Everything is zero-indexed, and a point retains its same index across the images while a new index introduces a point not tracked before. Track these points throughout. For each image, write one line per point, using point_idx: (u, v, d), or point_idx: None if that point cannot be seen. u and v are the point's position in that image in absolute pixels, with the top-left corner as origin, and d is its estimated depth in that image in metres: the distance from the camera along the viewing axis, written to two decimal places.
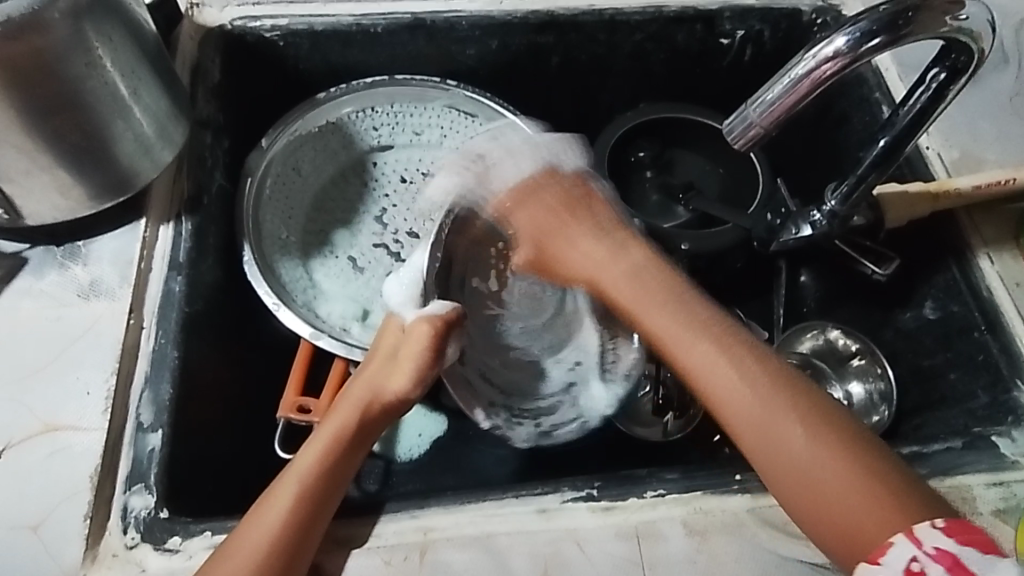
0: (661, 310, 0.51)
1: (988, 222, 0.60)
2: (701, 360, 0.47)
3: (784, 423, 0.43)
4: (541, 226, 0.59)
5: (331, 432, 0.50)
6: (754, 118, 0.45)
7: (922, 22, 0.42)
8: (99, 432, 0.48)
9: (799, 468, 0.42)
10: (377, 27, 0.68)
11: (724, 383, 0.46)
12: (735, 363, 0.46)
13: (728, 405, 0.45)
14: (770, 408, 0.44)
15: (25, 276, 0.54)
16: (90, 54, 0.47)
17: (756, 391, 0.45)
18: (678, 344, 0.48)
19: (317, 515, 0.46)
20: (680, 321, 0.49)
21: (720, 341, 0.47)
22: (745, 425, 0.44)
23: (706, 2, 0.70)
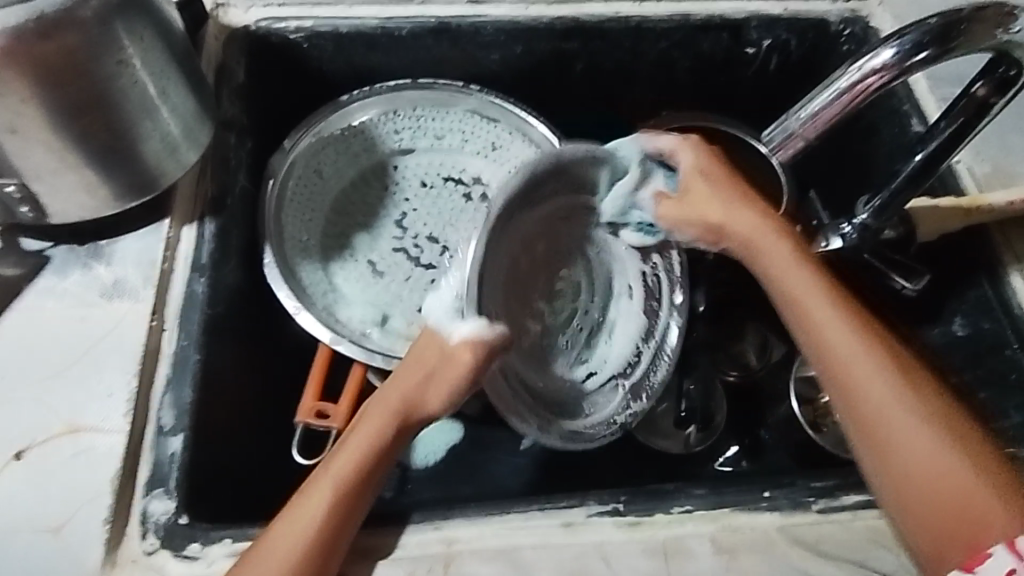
0: (819, 306, 0.48)
1: (1020, 236, 0.59)
2: (840, 349, 0.46)
3: (905, 426, 0.44)
4: (705, 173, 0.52)
5: (366, 441, 0.46)
6: (796, 129, 0.43)
7: (971, 35, 0.42)
8: (121, 435, 0.48)
9: (928, 465, 0.42)
10: (402, 30, 0.68)
11: (863, 376, 0.45)
12: (876, 358, 0.45)
13: (864, 401, 0.45)
14: (896, 408, 0.44)
15: (47, 275, 0.53)
16: (121, 52, 0.47)
17: (894, 389, 0.44)
18: (824, 334, 0.47)
19: (343, 523, 0.44)
20: (838, 318, 0.47)
21: (882, 351, 0.46)
22: (866, 416, 0.45)
23: (733, 12, 0.70)
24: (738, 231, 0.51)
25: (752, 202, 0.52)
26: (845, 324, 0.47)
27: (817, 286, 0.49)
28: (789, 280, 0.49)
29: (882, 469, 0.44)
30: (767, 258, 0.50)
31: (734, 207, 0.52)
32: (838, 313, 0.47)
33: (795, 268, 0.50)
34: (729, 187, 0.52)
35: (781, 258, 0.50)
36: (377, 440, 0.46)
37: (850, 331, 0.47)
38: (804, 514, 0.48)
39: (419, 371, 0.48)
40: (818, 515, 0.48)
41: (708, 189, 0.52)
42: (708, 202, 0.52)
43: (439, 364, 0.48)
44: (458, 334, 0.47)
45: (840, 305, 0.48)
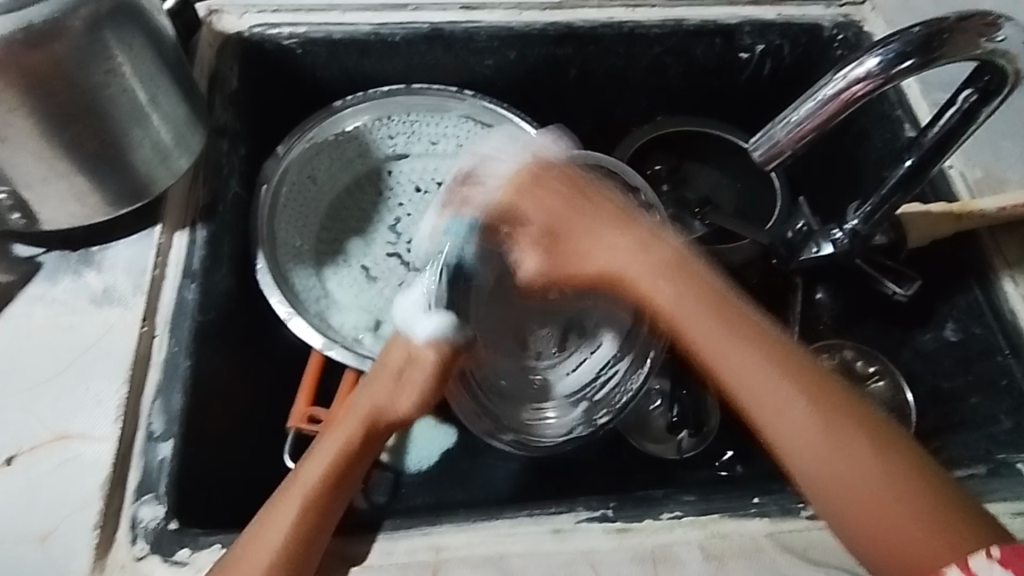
0: (732, 353, 0.48)
1: (1011, 242, 0.59)
2: (762, 385, 0.46)
3: (837, 458, 0.43)
4: (552, 208, 0.56)
5: (337, 446, 0.48)
6: (781, 137, 0.44)
7: (955, 44, 0.42)
8: (111, 441, 0.48)
9: (841, 477, 0.43)
10: (395, 36, 0.68)
11: (779, 411, 0.45)
12: (787, 387, 0.45)
13: (785, 438, 0.45)
14: (825, 437, 0.43)
15: (39, 282, 0.53)
16: (111, 61, 0.47)
17: (815, 421, 0.44)
18: (726, 365, 0.48)
19: (321, 526, 0.45)
20: (747, 347, 0.48)
21: (785, 369, 0.46)
22: (791, 450, 0.44)
23: (726, 17, 0.70)
24: (642, 286, 0.54)
25: (656, 237, 0.54)
26: (758, 351, 0.47)
27: (725, 325, 0.49)
28: (692, 323, 0.50)
29: (824, 498, 0.43)
30: (664, 304, 0.52)
31: (646, 257, 0.54)
32: (727, 334, 0.48)
33: (680, 287, 0.52)
34: (616, 220, 0.55)
35: (685, 309, 0.51)
36: (349, 443, 0.48)
37: (750, 354, 0.47)
38: (793, 520, 0.48)
39: (390, 370, 0.51)
40: (807, 521, 0.48)
41: (613, 236, 0.55)
42: (591, 241, 0.56)
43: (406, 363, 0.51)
44: (425, 332, 0.50)
45: (730, 329, 0.49)
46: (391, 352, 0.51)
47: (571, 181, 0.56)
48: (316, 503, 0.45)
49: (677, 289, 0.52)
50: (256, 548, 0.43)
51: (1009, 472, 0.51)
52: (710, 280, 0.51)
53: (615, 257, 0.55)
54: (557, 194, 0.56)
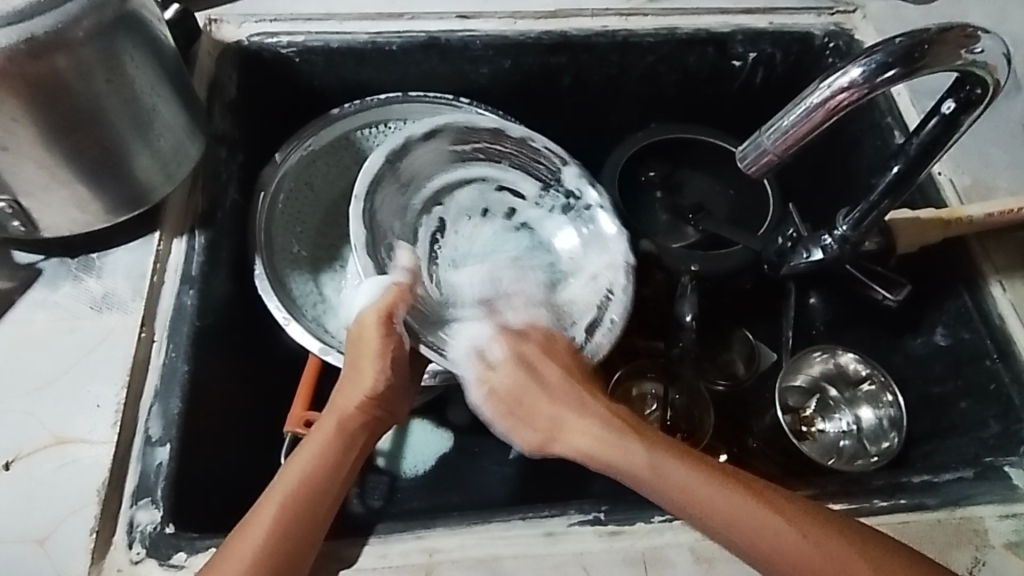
0: (680, 467, 0.47)
1: (999, 248, 0.59)
2: (711, 497, 0.45)
3: (811, 554, 0.43)
4: (517, 391, 0.53)
5: (318, 446, 0.50)
6: (767, 145, 0.45)
7: (936, 55, 0.42)
8: (109, 445, 0.48)
9: (822, 571, 0.43)
10: (392, 45, 0.69)
11: (744, 521, 0.44)
12: (730, 497, 0.45)
13: (761, 541, 0.44)
14: (805, 548, 0.43)
15: (39, 287, 0.54)
16: (112, 72, 0.48)
17: (780, 526, 0.44)
18: (677, 487, 0.46)
19: (306, 524, 0.45)
20: (673, 460, 0.47)
21: (750, 492, 0.45)
22: (777, 563, 0.43)
23: (718, 26, 0.71)
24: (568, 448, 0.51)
25: (574, 364, 0.55)
26: (686, 469, 0.47)
27: (659, 447, 0.48)
28: (614, 464, 0.49)
29: None
30: (586, 451, 0.50)
31: (594, 422, 0.51)
32: (670, 461, 0.47)
33: (629, 442, 0.49)
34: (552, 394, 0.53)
35: (619, 445, 0.49)
36: (331, 442, 0.50)
37: (690, 470, 0.47)
38: None
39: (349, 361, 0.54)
40: None
41: (552, 394, 0.53)
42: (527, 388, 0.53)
43: (364, 344, 0.53)
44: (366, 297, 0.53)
45: (678, 459, 0.48)
46: (349, 339, 0.55)
47: (548, 342, 0.55)
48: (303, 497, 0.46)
49: (592, 426, 0.51)
50: (244, 542, 0.44)
51: (997, 476, 0.52)
52: (610, 423, 0.51)
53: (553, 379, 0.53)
54: (526, 358, 0.54)
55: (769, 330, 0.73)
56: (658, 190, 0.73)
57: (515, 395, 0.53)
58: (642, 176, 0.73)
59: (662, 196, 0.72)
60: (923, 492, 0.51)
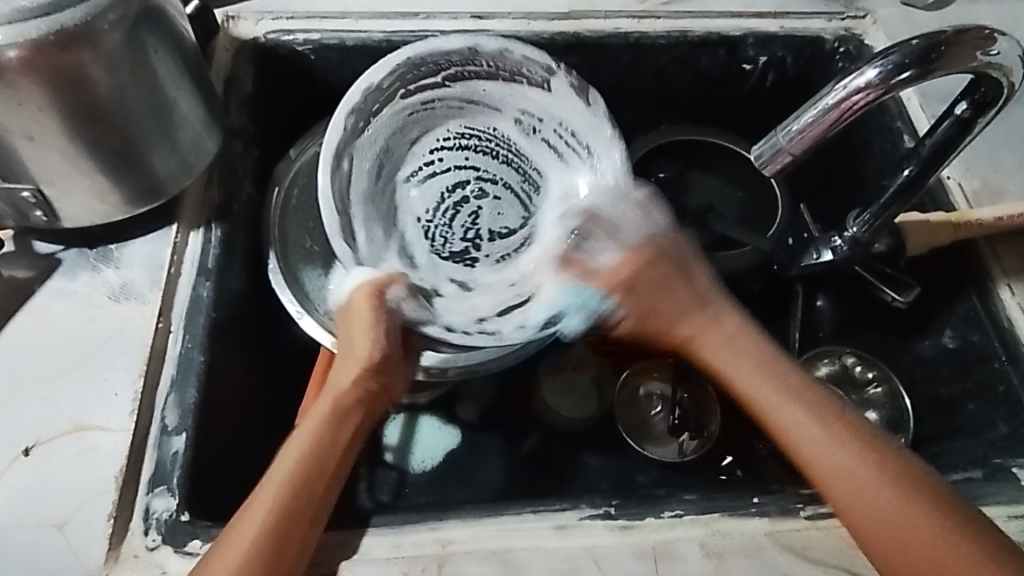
0: (789, 411, 0.51)
1: (1008, 251, 0.60)
2: (822, 438, 0.49)
3: (871, 486, 0.47)
4: (643, 280, 0.58)
5: (316, 425, 0.51)
6: (783, 144, 0.45)
7: (952, 56, 0.43)
8: (126, 433, 0.49)
9: (902, 518, 0.46)
10: (407, 44, 0.70)
11: (837, 456, 0.48)
12: (828, 430, 0.50)
13: (846, 481, 0.47)
14: (857, 469, 0.48)
15: (57, 277, 0.55)
16: (133, 63, 0.49)
17: (861, 457, 0.48)
18: (822, 452, 0.49)
19: (307, 500, 0.47)
20: (792, 401, 0.51)
21: (845, 429, 0.50)
22: (840, 490, 0.47)
23: (729, 28, 0.72)
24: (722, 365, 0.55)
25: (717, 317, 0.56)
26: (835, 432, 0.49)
27: (777, 380, 0.53)
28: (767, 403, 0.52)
29: (860, 532, 0.46)
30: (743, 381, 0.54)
31: (745, 355, 0.54)
32: (816, 414, 0.50)
33: (762, 376, 0.53)
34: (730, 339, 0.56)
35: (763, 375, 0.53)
36: (327, 423, 0.51)
37: (827, 429, 0.50)
38: (793, 520, 0.49)
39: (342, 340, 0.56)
40: (807, 521, 0.49)
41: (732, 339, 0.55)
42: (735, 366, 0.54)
43: (354, 328, 0.55)
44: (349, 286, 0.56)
45: (821, 415, 0.50)
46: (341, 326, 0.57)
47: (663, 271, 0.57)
48: (305, 472, 0.48)
49: (724, 338, 0.56)
50: (247, 521, 0.45)
51: (1006, 476, 0.52)
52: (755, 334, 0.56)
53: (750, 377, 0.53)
54: (657, 271, 0.57)
55: None
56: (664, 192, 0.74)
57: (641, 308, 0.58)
58: (652, 177, 0.75)
59: (667, 198, 0.73)
60: None
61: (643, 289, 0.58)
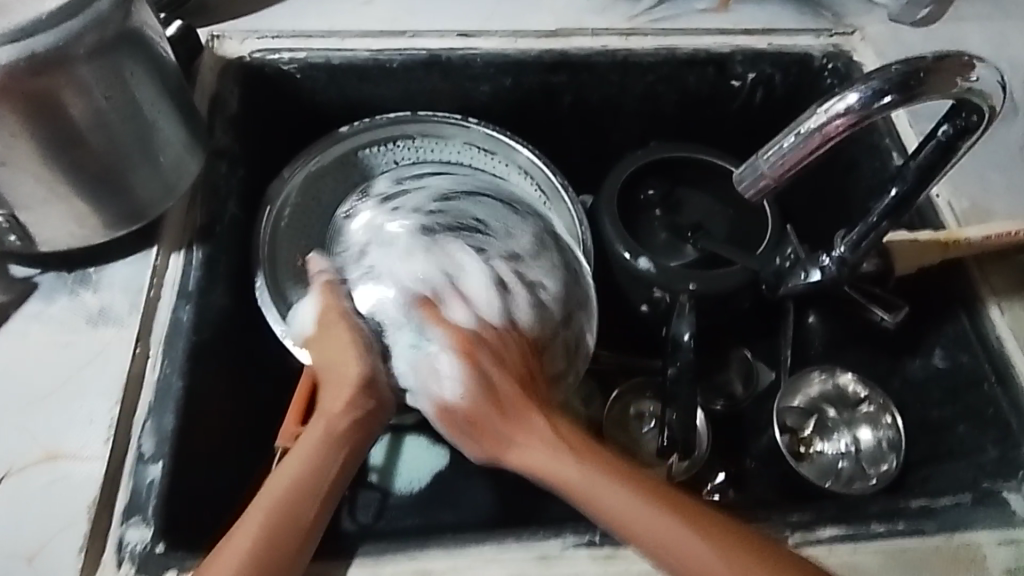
0: (608, 492, 0.45)
1: (997, 271, 0.59)
2: (636, 509, 0.44)
3: (722, 572, 0.42)
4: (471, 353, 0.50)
5: (308, 450, 0.49)
6: (765, 169, 0.45)
7: (932, 84, 0.43)
8: (100, 461, 0.48)
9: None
10: (393, 62, 0.70)
11: (648, 521, 0.44)
12: (631, 494, 0.45)
13: (682, 550, 0.43)
14: (717, 554, 0.42)
15: (35, 301, 0.54)
16: (111, 88, 0.48)
17: (645, 513, 0.44)
18: (608, 502, 0.45)
19: (293, 525, 0.45)
20: (609, 479, 0.46)
21: (644, 491, 0.45)
22: (682, 562, 0.43)
23: (717, 46, 0.71)
24: (498, 437, 0.49)
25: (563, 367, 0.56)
26: (608, 477, 0.46)
27: (549, 433, 0.48)
28: (512, 441, 0.48)
29: None
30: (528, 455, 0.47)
31: (537, 437, 0.48)
32: (571, 449, 0.47)
33: (541, 439, 0.48)
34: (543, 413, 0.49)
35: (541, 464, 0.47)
36: (319, 450, 0.49)
37: (619, 486, 0.45)
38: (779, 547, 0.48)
39: (322, 360, 0.53)
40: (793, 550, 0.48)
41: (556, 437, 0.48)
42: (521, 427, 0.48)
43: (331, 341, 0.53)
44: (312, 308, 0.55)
45: (591, 453, 0.47)
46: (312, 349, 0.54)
47: (433, 314, 0.53)
48: (291, 496, 0.46)
49: (543, 430, 0.48)
50: (234, 542, 0.44)
51: (995, 502, 0.51)
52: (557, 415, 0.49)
53: (541, 458, 0.47)
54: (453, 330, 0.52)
55: (768, 349, 0.73)
56: (656, 209, 0.72)
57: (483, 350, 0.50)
58: (640, 194, 0.73)
59: (660, 215, 0.71)
60: (921, 517, 0.50)
61: (475, 326, 0.52)
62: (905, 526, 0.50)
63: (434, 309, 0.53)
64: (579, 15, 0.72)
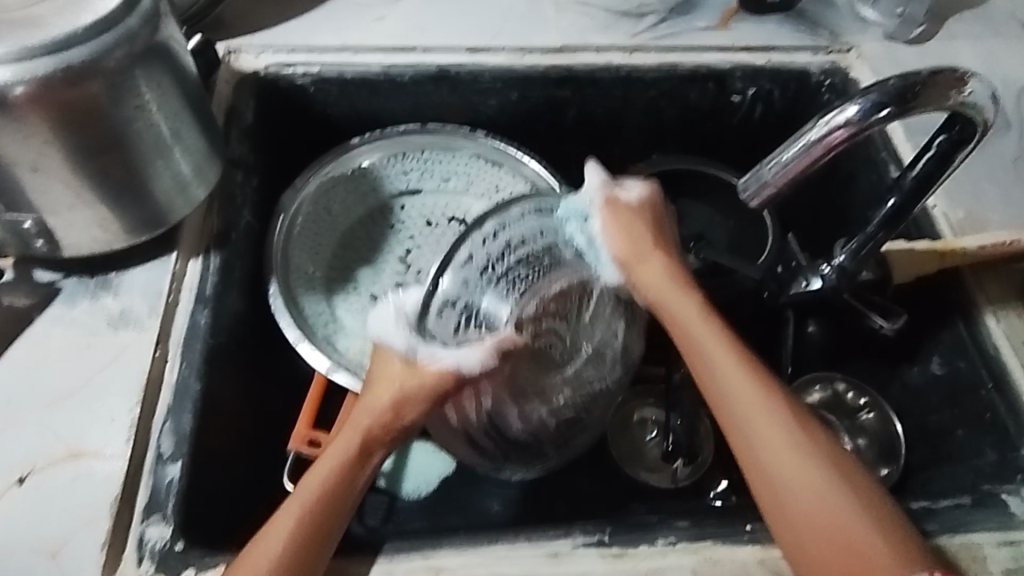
0: (728, 363, 0.50)
1: (993, 281, 0.61)
2: (751, 396, 0.48)
3: (807, 464, 0.46)
4: (631, 240, 0.55)
5: (332, 467, 0.48)
6: (768, 178, 0.47)
7: (928, 97, 0.45)
8: (121, 460, 0.49)
9: (817, 502, 0.44)
10: (404, 76, 0.72)
11: (754, 400, 0.48)
12: (764, 400, 0.48)
13: (767, 452, 0.47)
14: (796, 451, 0.46)
15: (57, 304, 0.55)
16: (139, 98, 0.50)
17: (788, 436, 0.47)
18: (717, 375, 0.50)
19: (316, 531, 0.46)
20: (738, 364, 0.50)
21: (763, 386, 0.49)
22: (769, 462, 0.46)
23: (718, 62, 0.74)
24: (682, 336, 0.52)
25: (696, 290, 0.54)
26: (719, 351, 0.51)
27: (725, 344, 0.51)
28: (698, 336, 0.51)
29: (798, 535, 0.44)
30: (681, 322, 0.52)
31: (693, 312, 0.52)
32: (736, 362, 0.50)
33: (710, 335, 0.51)
34: (695, 297, 0.53)
35: (707, 323, 0.52)
36: (340, 470, 0.48)
37: (749, 378, 0.49)
38: None
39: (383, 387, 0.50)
40: None
41: (697, 313, 0.52)
42: (649, 274, 0.54)
43: (379, 380, 0.50)
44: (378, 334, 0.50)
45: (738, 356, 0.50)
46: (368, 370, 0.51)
47: (644, 223, 0.56)
48: (321, 508, 0.47)
49: (711, 337, 0.51)
50: (266, 542, 0.45)
51: (994, 503, 0.53)
52: (696, 294, 0.54)
53: (689, 320, 0.52)
54: (629, 224, 0.55)
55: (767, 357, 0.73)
56: None
57: (629, 251, 0.54)
58: None
59: None
60: (921, 517, 0.52)
61: (620, 226, 0.55)
62: (907, 527, 0.51)
63: (648, 218, 0.56)
64: (584, 32, 0.75)
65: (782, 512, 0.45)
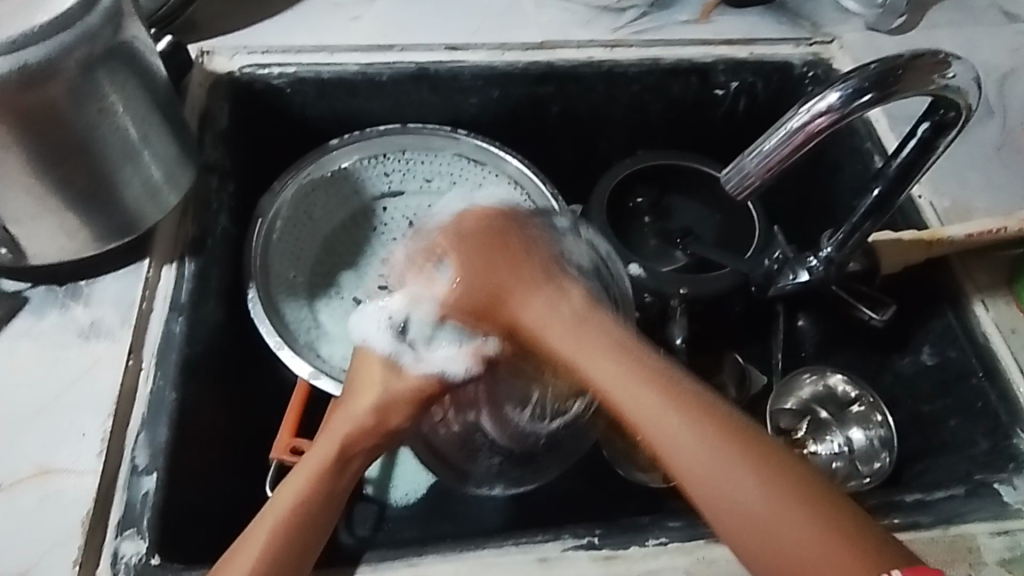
0: (629, 392, 0.43)
1: (980, 267, 0.61)
2: (671, 428, 0.41)
3: (756, 494, 0.39)
4: (485, 277, 0.48)
5: (311, 471, 0.48)
6: (751, 168, 0.47)
7: (909, 81, 0.44)
8: (93, 475, 0.48)
9: (769, 532, 0.39)
10: (382, 76, 0.70)
11: (670, 433, 0.41)
12: (683, 427, 0.41)
13: (712, 491, 0.40)
14: (747, 480, 0.40)
15: (25, 316, 0.54)
16: (104, 100, 0.48)
17: (714, 458, 0.40)
18: (639, 419, 0.42)
19: (295, 538, 0.45)
20: (658, 399, 0.42)
21: (678, 402, 0.42)
22: (718, 499, 0.40)
23: (700, 56, 0.73)
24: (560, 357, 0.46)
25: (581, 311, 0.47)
26: (609, 359, 0.44)
27: (632, 375, 0.43)
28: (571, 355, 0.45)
29: (764, 568, 0.39)
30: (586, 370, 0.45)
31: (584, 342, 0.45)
32: (665, 399, 0.42)
33: (601, 354, 0.44)
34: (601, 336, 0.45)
35: (605, 363, 0.44)
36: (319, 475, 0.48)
37: (660, 402, 0.42)
38: None
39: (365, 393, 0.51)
40: None
41: (611, 348, 0.45)
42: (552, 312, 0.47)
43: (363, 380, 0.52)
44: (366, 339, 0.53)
45: (648, 378, 0.43)
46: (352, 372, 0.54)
47: (496, 245, 0.49)
48: (299, 516, 0.46)
49: (611, 366, 0.44)
50: (243, 554, 0.44)
51: (987, 492, 0.52)
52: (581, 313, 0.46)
53: (605, 364, 0.44)
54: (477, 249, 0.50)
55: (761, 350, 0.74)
56: (645, 216, 0.74)
57: (485, 285, 0.48)
58: (630, 202, 0.74)
59: (650, 221, 0.74)
60: (915, 510, 0.51)
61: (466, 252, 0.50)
62: (900, 520, 0.50)
63: (496, 241, 0.50)
64: (565, 28, 0.74)
65: (740, 544, 0.40)
